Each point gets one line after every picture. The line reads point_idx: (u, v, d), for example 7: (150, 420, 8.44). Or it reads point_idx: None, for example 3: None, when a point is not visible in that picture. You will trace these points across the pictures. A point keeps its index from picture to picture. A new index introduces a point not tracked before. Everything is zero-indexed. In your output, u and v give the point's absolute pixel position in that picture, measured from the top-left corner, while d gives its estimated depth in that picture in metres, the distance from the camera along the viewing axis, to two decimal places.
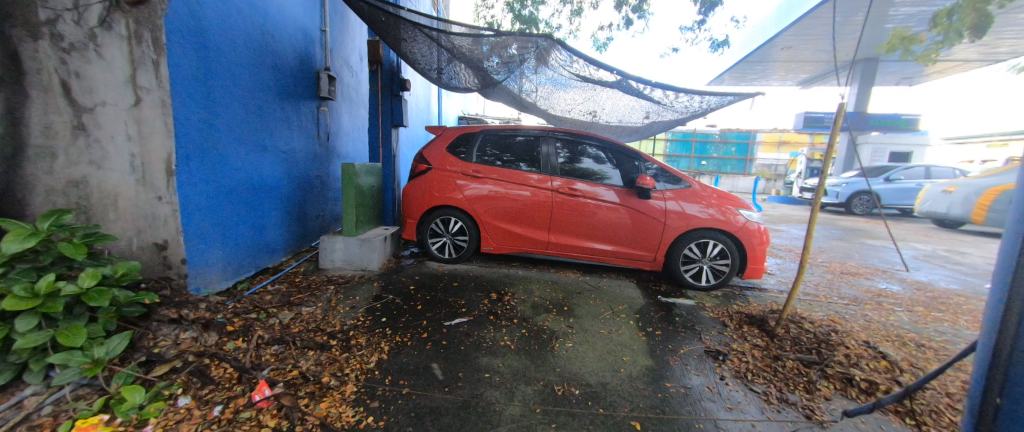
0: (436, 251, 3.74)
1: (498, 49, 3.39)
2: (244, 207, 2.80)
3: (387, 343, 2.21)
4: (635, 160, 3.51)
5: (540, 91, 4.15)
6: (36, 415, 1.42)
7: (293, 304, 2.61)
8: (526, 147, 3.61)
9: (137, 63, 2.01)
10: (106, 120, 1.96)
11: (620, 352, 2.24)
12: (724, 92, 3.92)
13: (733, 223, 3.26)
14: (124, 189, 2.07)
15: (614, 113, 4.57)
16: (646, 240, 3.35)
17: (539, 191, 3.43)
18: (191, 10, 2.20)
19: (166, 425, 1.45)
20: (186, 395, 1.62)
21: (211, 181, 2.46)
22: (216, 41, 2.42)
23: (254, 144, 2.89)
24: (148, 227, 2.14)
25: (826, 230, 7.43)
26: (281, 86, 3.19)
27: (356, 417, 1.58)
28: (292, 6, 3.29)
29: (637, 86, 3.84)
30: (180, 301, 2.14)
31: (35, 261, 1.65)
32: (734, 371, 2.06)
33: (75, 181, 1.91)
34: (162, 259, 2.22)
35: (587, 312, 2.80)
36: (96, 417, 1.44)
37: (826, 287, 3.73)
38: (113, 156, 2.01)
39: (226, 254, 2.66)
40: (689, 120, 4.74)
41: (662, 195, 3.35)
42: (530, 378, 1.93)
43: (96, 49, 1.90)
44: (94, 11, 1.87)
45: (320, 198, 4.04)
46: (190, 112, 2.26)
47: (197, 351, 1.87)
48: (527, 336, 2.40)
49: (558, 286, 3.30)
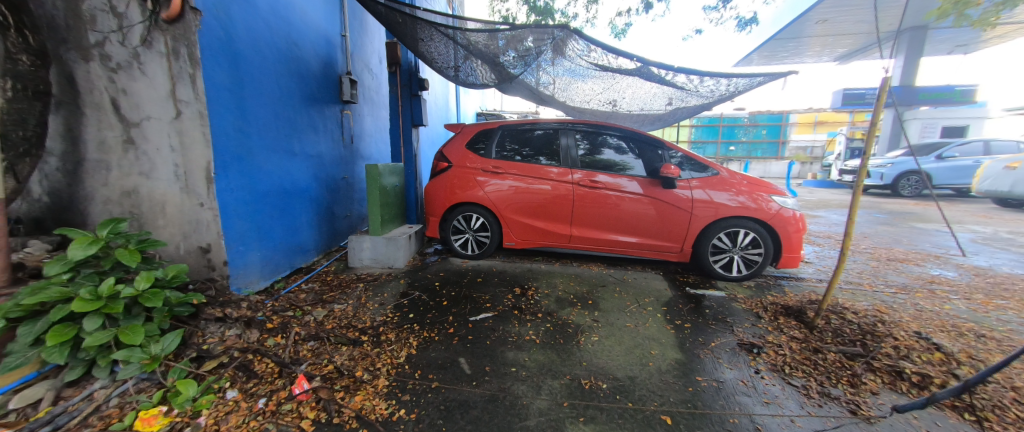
0: (459, 247, 3.79)
1: (514, 42, 3.34)
2: (278, 211, 2.94)
3: (415, 338, 2.27)
4: (658, 149, 3.40)
5: (557, 83, 4.11)
6: (105, 406, 1.56)
7: (326, 302, 2.73)
8: (546, 141, 3.57)
9: (175, 78, 2.12)
10: (151, 133, 2.17)
11: (648, 346, 2.20)
12: (752, 74, 3.72)
13: (766, 210, 3.11)
14: (171, 197, 2.26)
15: (635, 100, 4.45)
16: (672, 231, 3.26)
17: (560, 185, 3.40)
18: (222, 25, 2.30)
19: (217, 416, 1.56)
20: (233, 388, 1.73)
21: (247, 187, 2.58)
22: (245, 53, 2.52)
23: (284, 150, 3.01)
24: (193, 232, 2.30)
25: (871, 214, 6.96)
26: (306, 92, 3.30)
27: (389, 410, 1.63)
28: (313, 13, 3.39)
29: (659, 72, 3.69)
30: (224, 301, 2.28)
31: (97, 266, 1.81)
32: (770, 364, 1.98)
33: (127, 190, 2.20)
34: (206, 262, 2.37)
35: (612, 305, 2.76)
36: (156, 408, 1.56)
37: (870, 275, 3.51)
38: (159, 166, 2.22)
39: (264, 256, 2.80)
40: (716, 104, 4.55)
41: (688, 184, 3.24)
42: (556, 372, 1.93)
43: (139, 66, 2.11)
44: (136, 32, 2.08)
45: (347, 199, 4.19)
46: (225, 121, 2.34)
47: (242, 346, 1.99)
48: (552, 330, 2.39)
49: (581, 279, 3.27)
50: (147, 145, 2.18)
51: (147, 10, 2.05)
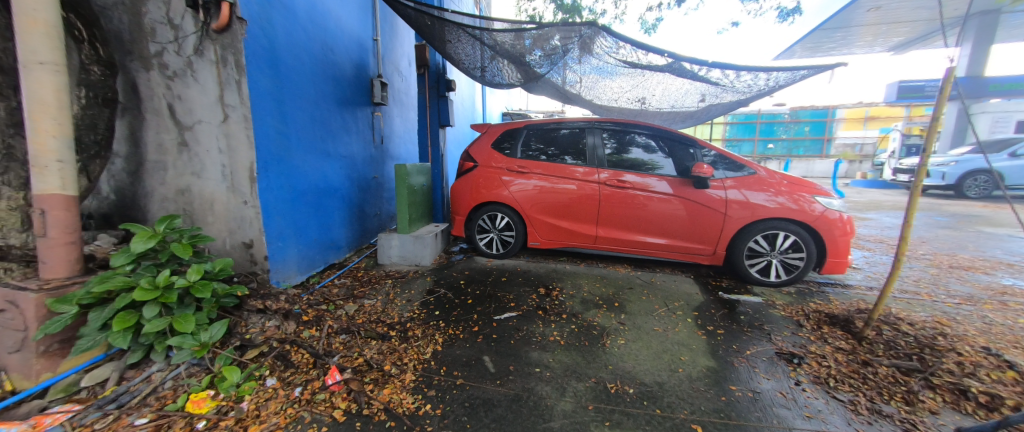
0: (484, 247, 3.81)
1: (541, 41, 3.32)
2: (314, 209, 3.08)
3: (441, 335, 2.31)
4: (690, 148, 3.28)
5: (584, 81, 4.05)
6: (161, 388, 1.70)
7: (357, 297, 2.83)
8: (572, 140, 3.53)
9: (224, 84, 2.27)
10: (202, 136, 2.36)
11: (677, 351, 2.13)
12: (795, 67, 3.49)
13: (809, 212, 2.92)
14: (219, 195, 2.43)
15: (666, 97, 4.31)
16: (704, 232, 3.13)
17: (585, 184, 3.35)
18: (265, 33, 2.43)
19: (257, 402, 1.66)
20: (272, 376, 1.83)
21: (286, 186, 2.71)
22: (285, 59, 2.66)
23: (320, 150, 3.15)
24: (238, 228, 2.46)
25: (931, 217, 6.37)
26: (340, 95, 3.44)
27: (415, 404, 1.67)
28: (347, 19, 3.53)
29: (692, 68, 3.54)
30: (264, 293, 2.41)
31: (155, 259, 1.97)
32: (813, 376, 1.86)
33: (182, 189, 2.42)
34: (249, 256, 2.53)
35: (639, 308, 2.69)
36: (205, 392, 1.69)
37: (929, 284, 3.21)
38: (209, 166, 2.39)
39: (301, 252, 2.94)
40: (753, 99, 4.33)
41: (722, 183, 3.11)
42: (581, 374, 1.90)
43: (191, 74, 2.29)
44: (189, 42, 2.26)
45: (377, 198, 4.33)
46: (267, 124, 2.48)
47: (280, 337, 2.10)
48: (577, 332, 2.36)
49: (607, 281, 3.21)
50: (199, 147, 2.37)
51: (199, 21, 2.21)
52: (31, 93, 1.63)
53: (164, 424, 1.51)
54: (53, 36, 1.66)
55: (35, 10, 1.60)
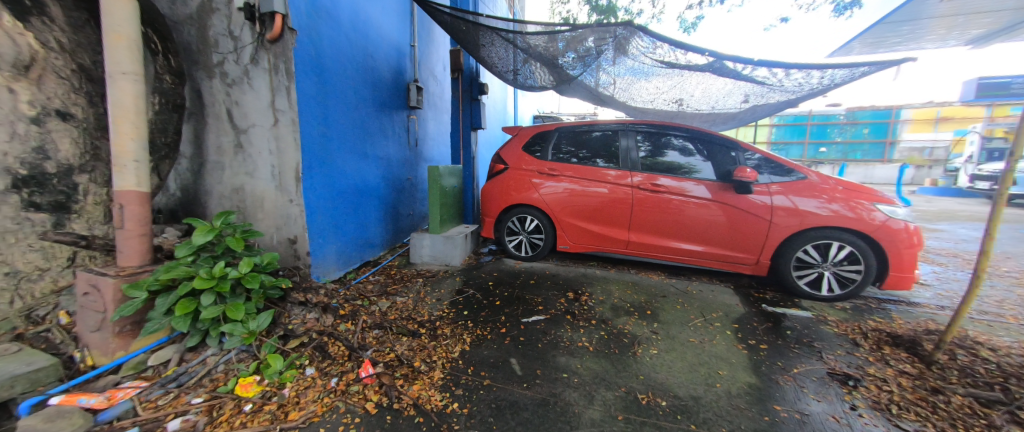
0: (513, 249, 3.82)
1: (575, 43, 3.28)
2: (353, 208, 3.23)
3: (469, 335, 2.33)
4: (731, 151, 3.12)
5: (619, 82, 3.97)
6: (214, 371, 1.85)
7: (390, 294, 2.93)
8: (604, 142, 3.46)
9: (275, 90, 2.44)
10: (256, 138, 2.54)
11: (714, 365, 2.02)
12: (853, 64, 3.22)
13: (867, 221, 2.68)
14: (269, 193, 2.60)
15: (706, 98, 4.12)
16: (746, 240, 2.96)
17: (618, 188, 3.27)
18: (312, 42, 2.58)
19: (298, 389, 1.76)
20: (311, 366, 1.93)
21: (328, 186, 2.85)
22: (330, 66, 2.81)
23: (360, 152, 3.29)
24: (284, 225, 2.63)
25: (1018, 230, 5.62)
26: (378, 99, 3.58)
27: (443, 402, 1.69)
28: (386, 26, 3.67)
29: (735, 67, 3.35)
30: (306, 286, 2.53)
31: (212, 251, 2.14)
32: (871, 401, 1.69)
33: (237, 187, 2.63)
34: (293, 251, 2.68)
35: (673, 318, 2.58)
36: (252, 377, 1.81)
37: (1016, 305, 2.83)
38: (261, 167, 2.57)
39: (340, 249, 3.09)
40: (804, 99, 4.04)
41: (766, 188, 2.92)
42: (610, 383, 1.85)
43: (247, 81, 2.48)
44: (246, 52, 2.44)
45: (410, 198, 4.46)
46: (312, 128, 2.63)
47: (319, 329, 2.21)
48: (606, 339, 2.30)
49: (639, 288, 3.11)
50: (252, 149, 2.55)
51: (256, 32, 2.38)
52: (115, 100, 1.84)
53: (216, 404, 1.63)
54: (133, 49, 1.86)
55: (120, 26, 1.81)
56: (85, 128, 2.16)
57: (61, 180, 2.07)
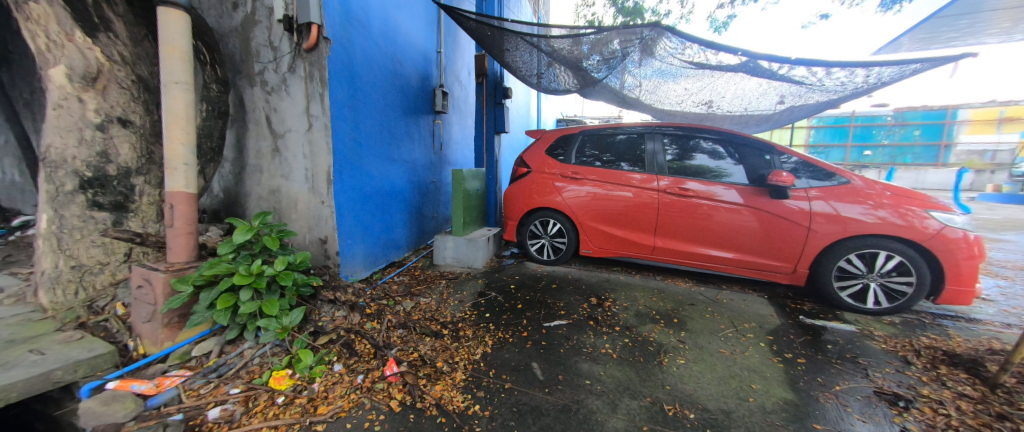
0: (536, 252, 3.81)
1: (599, 46, 3.25)
2: (380, 209, 3.32)
3: (491, 338, 2.34)
4: (765, 154, 2.98)
5: (645, 83, 3.90)
6: (251, 364, 1.94)
7: (414, 295, 2.98)
8: (629, 146, 3.40)
9: (310, 96, 2.55)
10: (291, 143, 2.67)
11: (747, 378, 1.92)
12: (903, 61, 3.01)
13: (919, 229, 2.48)
14: (303, 195, 2.72)
15: (738, 99, 3.97)
16: (781, 248, 2.82)
17: (643, 192, 3.20)
18: (344, 50, 2.69)
19: (327, 384, 1.82)
20: (339, 363, 1.99)
21: (357, 188, 2.95)
22: (360, 73, 2.91)
23: (387, 155, 3.38)
24: (316, 226, 2.74)
25: None
26: (405, 104, 3.68)
27: (465, 403, 1.70)
28: (414, 33, 3.77)
29: (770, 66, 3.21)
30: (335, 285, 2.61)
31: (251, 250, 2.26)
32: (925, 425, 1.55)
33: (274, 189, 2.77)
34: (324, 251, 2.79)
35: (702, 327, 2.49)
36: (285, 370, 1.89)
37: None
38: (295, 169, 2.70)
39: (367, 250, 3.18)
40: (847, 98, 3.81)
41: (804, 193, 2.77)
42: (635, 392, 1.80)
43: (284, 89, 2.62)
44: (284, 61, 2.58)
45: (434, 201, 4.54)
46: (343, 132, 2.73)
47: (347, 327, 2.27)
48: (631, 346, 2.25)
49: (665, 295, 3.01)
50: (288, 152, 2.69)
51: (293, 42, 2.51)
52: (168, 108, 1.98)
53: (252, 395, 1.72)
54: (185, 60, 2.01)
55: (174, 39, 1.95)
56: (143, 134, 2.35)
57: (120, 182, 2.26)
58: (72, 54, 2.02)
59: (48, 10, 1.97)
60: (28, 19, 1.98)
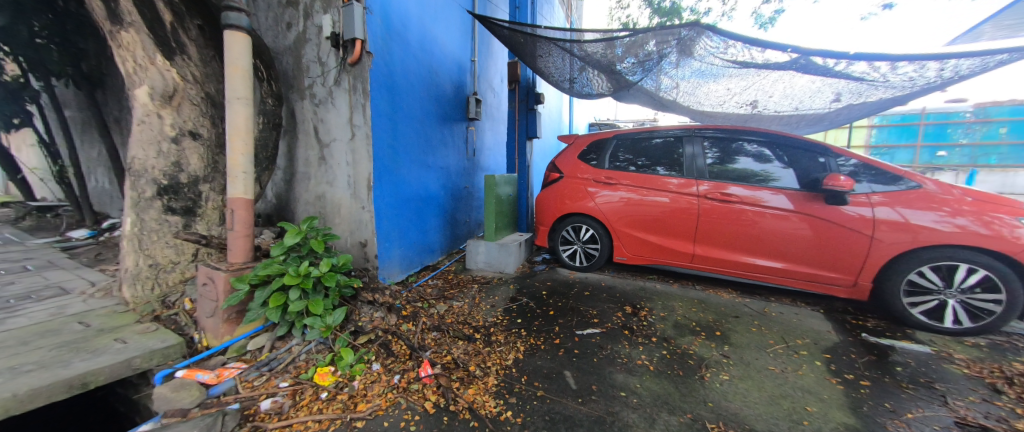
0: (568, 258, 3.77)
1: (634, 48, 3.17)
2: (415, 214, 3.43)
3: (522, 344, 2.33)
4: (819, 156, 2.77)
5: (683, 84, 3.77)
6: (298, 360, 2.06)
7: (447, 298, 3.05)
8: (666, 149, 3.28)
9: (353, 107, 2.70)
10: (336, 151, 2.84)
11: (800, 399, 1.77)
12: (986, 51, 2.69)
13: (1009, 239, 2.19)
14: (346, 200, 2.87)
15: (787, 97, 3.73)
16: (838, 258, 2.60)
17: (680, 197, 3.08)
18: (385, 62, 2.82)
19: (366, 382, 1.90)
20: (377, 362, 2.07)
21: (395, 194, 3.06)
22: (400, 84, 3.05)
23: (423, 162, 3.49)
24: (357, 230, 2.88)
25: None
26: (441, 112, 3.79)
27: (497, 409, 1.70)
28: (450, 44, 3.89)
29: (825, 62, 2.98)
30: (374, 286, 2.72)
31: (300, 252, 2.41)
32: None
33: (321, 195, 2.96)
34: (364, 254, 2.92)
35: (747, 341, 2.34)
36: (328, 367, 1.99)
37: None
38: (339, 176, 2.86)
39: (403, 253, 3.29)
40: (916, 93, 3.46)
41: (865, 199, 2.55)
42: (674, 407, 1.72)
43: (330, 101, 2.80)
44: (330, 75, 2.76)
45: (467, 206, 4.62)
46: (383, 141, 2.85)
47: (384, 327, 2.35)
48: (669, 358, 2.15)
49: (706, 306, 2.86)
50: (333, 160, 2.85)
51: (339, 57, 2.68)
52: (231, 121, 2.18)
53: (299, 390, 1.82)
54: (246, 78, 2.20)
55: (238, 59, 2.15)
56: (210, 146, 2.59)
57: (190, 188, 2.50)
58: (153, 76, 2.29)
59: (136, 38, 2.24)
60: (120, 47, 2.26)
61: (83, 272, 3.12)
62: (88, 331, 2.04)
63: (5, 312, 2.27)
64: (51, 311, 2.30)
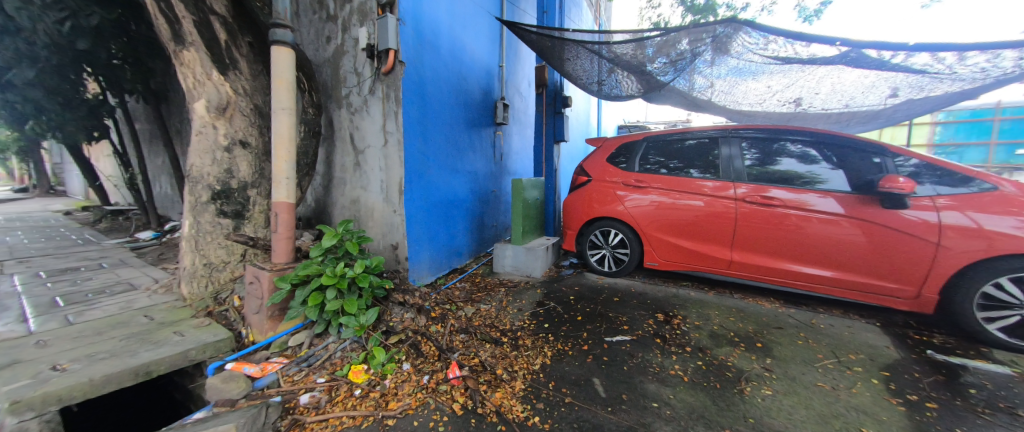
0: (596, 263, 3.70)
1: (666, 48, 3.09)
2: (444, 218, 3.50)
3: (550, 349, 2.31)
4: (874, 156, 2.56)
5: (718, 83, 3.62)
6: (334, 357, 2.15)
7: (475, 301, 3.07)
8: (700, 151, 3.16)
9: (387, 115, 2.81)
10: (370, 157, 2.96)
11: (855, 420, 1.63)
12: None
13: None
14: (379, 204, 2.98)
15: (835, 94, 3.48)
16: (896, 267, 2.38)
17: (716, 201, 2.94)
18: (417, 71, 2.91)
19: (397, 380, 1.95)
20: (408, 362, 2.11)
21: (425, 198, 3.14)
22: (430, 91, 3.13)
23: (452, 166, 3.56)
24: (390, 233, 2.98)
25: None
26: (469, 117, 3.85)
27: (524, 414, 1.69)
28: (478, 50, 3.96)
29: (880, 55, 2.76)
30: (405, 288, 2.80)
31: (337, 254, 2.52)
32: None
33: (357, 199, 3.09)
34: (396, 256, 3.01)
35: (793, 355, 2.18)
36: (361, 365, 2.06)
37: None
38: (373, 181, 2.97)
39: (433, 256, 3.36)
40: (990, 85, 3.11)
41: (930, 202, 2.32)
42: (711, 422, 1.63)
43: (365, 109, 2.93)
44: (365, 84, 2.88)
45: (494, 210, 4.66)
46: (414, 146, 2.93)
47: (414, 328, 2.41)
48: (705, 370, 2.05)
49: (745, 316, 2.71)
50: (367, 166, 2.98)
51: (374, 67, 2.80)
52: (276, 131, 2.33)
53: (335, 386, 1.90)
54: (290, 89, 2.34)
55: (283, 73, 2.30)
56: (258, 154, 2.79)
57: (240, 193, 2.69)
58: (209, 90, 2.49)
59: (196, 56, 2.46)
60: (182, 65, 2.48)
61: (148, 269, 3.44)
62: (152, 324, 2.25)
63: (85, 305, 2.54)
64: (121, 305, 2.54)
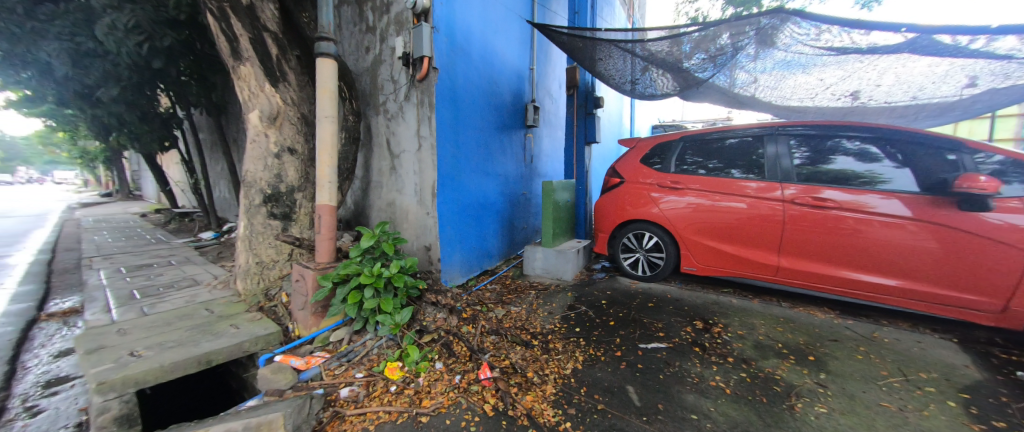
0: (629, 267, 3.59)
1: (704, 43, 2.97)
2: (475, 220, 3.55)
3: (582, 354, 2.27)
4: (947, 153, 2.30)
5: (762, 78, 3.42)
6: (371, 353, 2.24)
7: (506, 303, 3.09)
8: (742, 150, 2.99)
9: (421, 120, 2.90)
10: (405, 161, 3.06)
11: None
12: None
13: None
14: (413, 207, 3.08)
15: (899, 85, 3.17)
16: (975, 276, 2.12)
17: (760, 203, 2.77)
18: (450, 76, 2.99)
19: (430, 379, 2.00)
20: (440, 361, 2.16)
21: (457, 201, 3.20)
22: (462, 96, 3.19)
23: (483, 169, 3.61)
24: (423, 234, 3.07)
25: None
26: (500, 121, 3.89)
27: (556, 418, 1.67)
28: (509, 54, 4.00)
29: (954, 41, 2.49)
30: (438, 288, 2.86)
31: (374, 254, 2.63)
32: None
33: (392, 202, 3.21)
34: (429, 257, 3.09)
35: (850, 371, 2.00)
36: (396, 362, 2.13)
37: None
38: (407, 184, 3.07)
39: (464, 258, 3.41)
40: None
41: (1018, 204, 2.05)
42: None
43: (401, 115, 3.04)
44: (401, 91, 2.99)
45: (525, 212, 4.66)
46: (447, 150, 3.01)
47: (446, 328, 2.45)
48: (749, 382, 1.93)
49: (794, 326, 2.52)
50: (402, 170, 3.09)
51: (410, 75, 2.90)
52: (320, 137, 2.47)
53: (372, 381, 1.98)
54: (333, 98, 2.48)
55: (327, 83, 2.44)
56: (304, 159, 2.97)
57: (287, 197, 2.88)
58: (262, 101, 2.69)
59: (251, 70, 2.67)
60: (239, 79, 2.70)
61: (209, 267, 3.77)
62: (212, 317, 2.45)
63: (157, 297, 2.83)
64: (186, 299, 2.80)
